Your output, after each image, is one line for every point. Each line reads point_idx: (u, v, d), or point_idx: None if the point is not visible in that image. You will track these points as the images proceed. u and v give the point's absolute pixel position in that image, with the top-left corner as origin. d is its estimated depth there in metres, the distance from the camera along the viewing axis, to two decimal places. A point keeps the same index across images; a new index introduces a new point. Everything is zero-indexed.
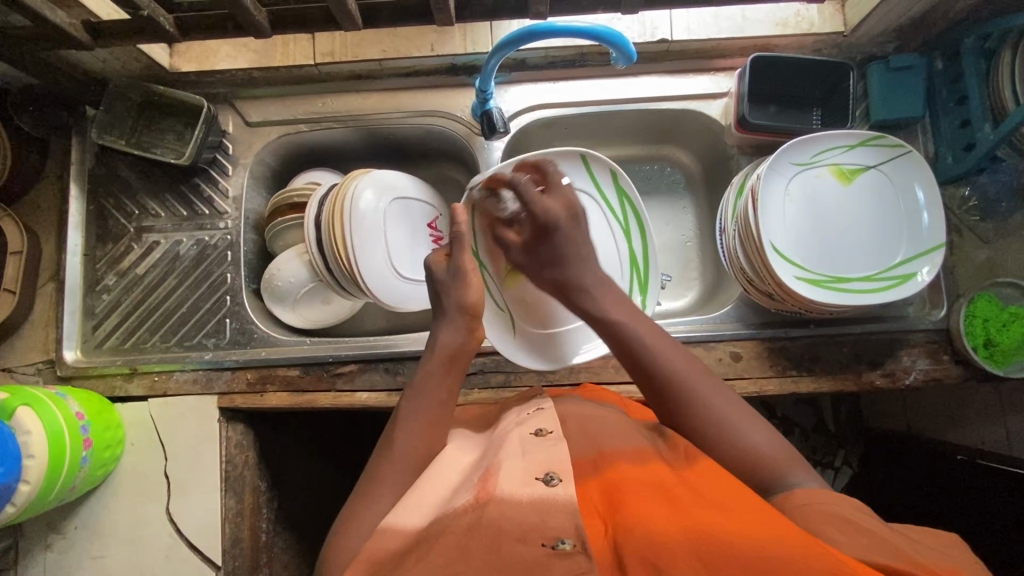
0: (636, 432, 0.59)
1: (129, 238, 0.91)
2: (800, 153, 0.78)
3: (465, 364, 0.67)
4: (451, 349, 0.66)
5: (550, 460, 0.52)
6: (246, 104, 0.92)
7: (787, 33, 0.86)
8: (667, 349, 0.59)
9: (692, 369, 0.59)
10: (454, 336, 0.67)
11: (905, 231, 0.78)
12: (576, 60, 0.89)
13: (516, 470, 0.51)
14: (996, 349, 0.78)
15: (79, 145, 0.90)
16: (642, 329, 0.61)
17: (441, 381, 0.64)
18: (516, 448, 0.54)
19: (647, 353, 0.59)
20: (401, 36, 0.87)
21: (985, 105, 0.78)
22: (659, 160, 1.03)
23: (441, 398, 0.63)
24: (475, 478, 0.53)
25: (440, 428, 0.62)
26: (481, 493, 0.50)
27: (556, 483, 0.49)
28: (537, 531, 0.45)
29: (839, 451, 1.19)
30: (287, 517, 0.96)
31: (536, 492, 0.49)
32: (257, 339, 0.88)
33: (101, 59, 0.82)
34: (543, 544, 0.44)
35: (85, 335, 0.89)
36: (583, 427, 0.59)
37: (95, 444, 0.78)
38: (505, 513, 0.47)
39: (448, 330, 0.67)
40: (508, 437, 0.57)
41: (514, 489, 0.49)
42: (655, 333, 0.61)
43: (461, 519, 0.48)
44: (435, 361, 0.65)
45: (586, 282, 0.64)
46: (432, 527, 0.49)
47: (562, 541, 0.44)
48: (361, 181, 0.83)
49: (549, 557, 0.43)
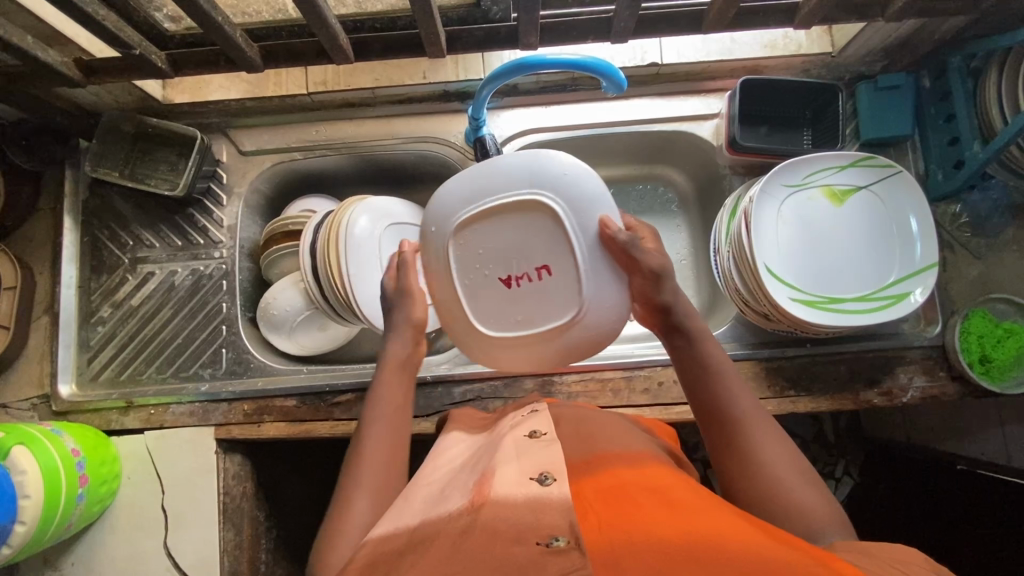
0: (629, 438, 0.59)
1: (123, 269, 0.91)
2: (792, 174, 0.79)
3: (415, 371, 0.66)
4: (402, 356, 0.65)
5: (542, 460, 0.50)
6: (240, 133, 0.92)
7: (776, 54, 0.87)
8: (740, 392, 0.57)
9: (757, 418, 0.55)
10: (399, 347, 0.65)
11: (897, 251, 0.78)
12: (568, 85, 0.89)
13: (510, 472, 0.49)
14: (992, 366, 0.79)
15: (73, 178, 0.91)
16: (723, 366, 0.58)
17: (402, 383, 0.64)
18: (510, 452, 0.52)
19: (716, 389, 0.57)
20: (393, 64, 0.88)
21: (973, 123, 0.78)
22: (652, 180, 1.04)
23: (399, 403, 0.62)
24: (471, 482, 0.51)
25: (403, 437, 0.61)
26: (478, 497, 0.48)
27: (550, 483, 0.47)
28: (532, 530, 0.42)
29: (840, 460, 1.17)
30: (287, 545, 0.96)
31: (530, 492, 0.46)
32: (254, 368, 0.88)
33: (95, 94, 0.82)
34: (538, 542, 0.41)
35: (82, 367, 0.89)
36: (576, 433, 0.60)
37: (91, 481, 0.77)
38: (501, 515, 0.45)
39: (396, 342, 0.65)
40: (502, 442, 0.56)
41: (510, 492, 0.47)
42: (732, 374, 0.58)
43: (458, 522, 0.46)
44: (389, 369, 0.64)
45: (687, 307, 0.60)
46: (427, 530, 0.47)
47: (556, 539, 0.41)
48: (356, 208, 0.83)
49: (543, 554, 0.40)
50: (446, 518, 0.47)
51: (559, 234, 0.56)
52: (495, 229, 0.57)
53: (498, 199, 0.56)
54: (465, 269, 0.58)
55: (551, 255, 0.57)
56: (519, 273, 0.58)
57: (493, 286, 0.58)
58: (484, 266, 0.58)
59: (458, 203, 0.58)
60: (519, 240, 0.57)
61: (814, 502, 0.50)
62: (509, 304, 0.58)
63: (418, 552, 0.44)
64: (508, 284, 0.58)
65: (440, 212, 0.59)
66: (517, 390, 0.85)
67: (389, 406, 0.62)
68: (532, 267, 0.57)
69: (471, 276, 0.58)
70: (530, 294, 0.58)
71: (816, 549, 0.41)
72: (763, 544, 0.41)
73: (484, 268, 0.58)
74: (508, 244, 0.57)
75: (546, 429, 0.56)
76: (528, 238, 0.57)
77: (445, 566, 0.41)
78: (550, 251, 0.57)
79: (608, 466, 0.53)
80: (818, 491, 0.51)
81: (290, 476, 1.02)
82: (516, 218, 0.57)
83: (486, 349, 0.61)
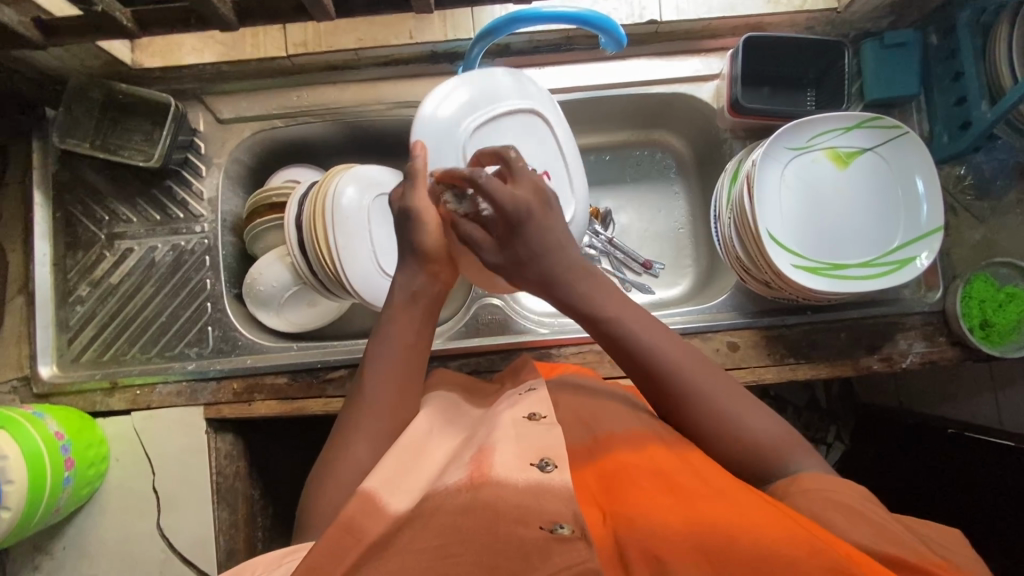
0: (634, 417, 0.58)
1: (101, 246, 0.87)
2: (796, 137, 0.76)
3: (433, 306, 0.63)
4: (410, 291, 0.62)
5: (543, 444, 0.49)
6: (216, 100, 0.87)
7: (779, 10, 0.83)
8: (677, 352, 0.56)
9: (705, 371, 0.55)
10: (408, 279, 0.62)
11: (902, 215, 0.76)
12: (562, 45, 0.86)
13: (510, 453, 0.47)
14: (992, 330, 0.78)
15: (41, 150, 0.85)
16: (651, 337, 0.56)
17: (414, 317, 0.61)
18: (509, 432, 0.50)
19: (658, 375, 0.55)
20: (377, 24, 0.83)
21: (982, 81, 0.76)
22: (649, 145, 1.01)
23: (409, 341, 0.60)
24: (467, 457, 0.49)
25: (413, 370, 0.60)
26: (476, 473, 0.46)
27: (551, 469, 0.46)
28: (534, 514, 0.42)
29: (830, 426, 1.18)
30: (281, 523, 0.96)
31: (532, 477, 0.45)
32: (242, 346, 0.85)
33: (58, 57, 0.76)
34: (540, 527, 0.41)
35: (62, 348, 0.85)
36: (579, 415, 0.59)
37: (78, 463, 0.75)
38: (501, 494, 0.43)
39: (405, 273, 0.63)
40: (498, 421, 0.54)
41: (510, 473, 0.45)
42: (673, 348, 0.56)
43: (456, 500, 0.44)
44: (398, 302, 0.62)
45: (575, 279, 0.58)
46: (424, 505, 0.44)
47: (560, 525, 0.41)
48: (343, 177, 0.79)
49: (549, 540, 0.40)
50: (444, 496, 0.45)
51: (551, 141, 0.74)
52: (504, 136, 0.72)
53: (500, 109, 0.72)
54: None
55: (541, 160, 0.74)
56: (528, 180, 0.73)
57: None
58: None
59: (472, 110, 0.71)
60: (523, 146, 0.73)
61: (806, 458, 0.52)
62: None
63: (417, 525, 0.42)
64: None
65: (453, 125, 0.70)
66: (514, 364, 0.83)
67: (395, 336, 0.60)
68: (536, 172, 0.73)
69: None
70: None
71: (815, 526, 0.41)
72: (769, 524, 0.40)
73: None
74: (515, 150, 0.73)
75: (545, 412, 0.53)
76: (525, 144, 0.73)
77: (446, 547, 0.40)
78: (548, 161, 0.74)
79: (611, 450, 0.52)
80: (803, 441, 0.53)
81: (283, 455, 1.00)
82: (518, 124, 0.73)
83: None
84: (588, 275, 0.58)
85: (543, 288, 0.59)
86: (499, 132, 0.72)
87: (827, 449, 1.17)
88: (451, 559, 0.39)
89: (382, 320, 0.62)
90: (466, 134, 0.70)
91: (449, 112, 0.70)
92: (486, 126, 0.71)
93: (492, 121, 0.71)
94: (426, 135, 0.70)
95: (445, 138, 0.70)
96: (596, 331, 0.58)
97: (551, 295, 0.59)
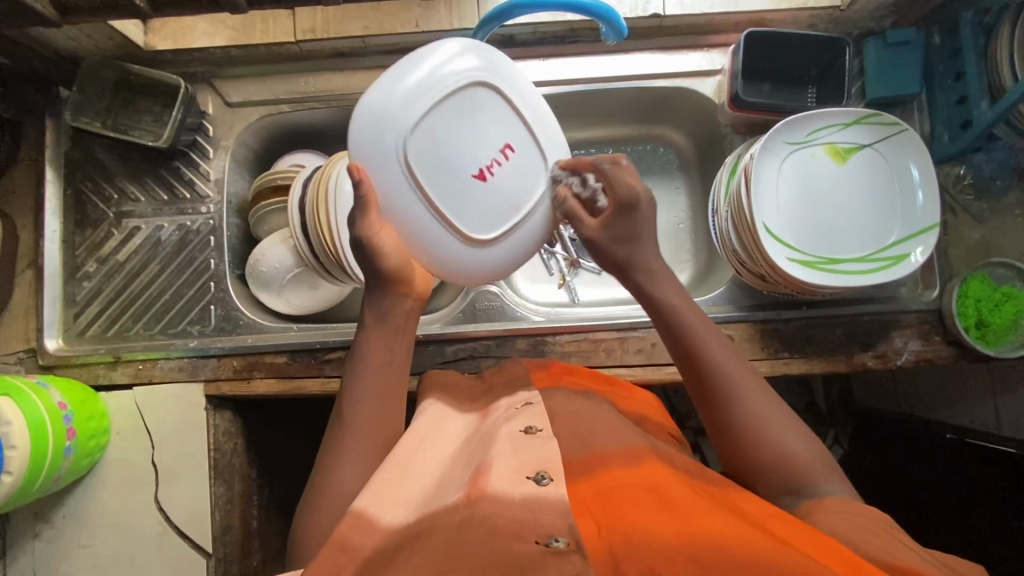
0: (626, 430, 0.56)
1: (109, 224, 0.89)
2: (794, 132, 0.77)
3: (412, 325, 0.63)
4: (384, 309, 0.61)
5: (538, 456, 0.50)
6: (226, 84, 0.89)
7: (783, 7, 0.84)
8: (731, 364, 0.57)
9: (756, 388, 0.56)
10: (378, 301, 0.61)
11: (899, 211, 0.77)
12: (566, 37, 0.87)
13: (506, 466, 0.49)
14: (988, 330, 0.78)
15: (53, 128, 0.87)
16: (709, 337, 0.59)
17: (385, 336, 0.60)
18: (506, 447, 0.51)
19: (712, 383, 0.57)
20: (384, 12, 0.84)
21: (982, 80, 0.76)
22: (651, 140, 1.02)
23: (384, 359, 0.60)
24: (465, 477, 0.50)
25: (393, 389, 0.59)
26: (473, 489, 0.47)
27: (547, 482, 0.47)
28: (531, 529, 0.43)
29: (829, 430, 1.18)
30: (276, 502, 0.97)
31: (527, 491, 0.47)
32: (243, 326, 0.87)
33: (73, 37, 0.78)
34: (538, 541, 0.43)
35: (68, 322, 0.87)
36: (573, 421, 0.56)
37: (80, 434, 0.76)
38: (498, 511, 0.45)
39: (373, 293, 0.61)
40: (495, 433, 0.54)
41: (507, 488, 0.47)
42: (730, 355, 0.58)
43: (454, 516, 0.45)
44: (370, 325, 0.61)
45: (652, 265, 0.63)
46: (422, 523, 0.46)
47: (555, 539, 0.43)
48: (346, 163, 0.80)
49: (544, 553, 0.42)
50: (442, 512, 0.47)
51: (505, 110, 0.61)
52: (452, 118, 0.59)
53: (437, 95, 0.58)
54: (433, 166, 0.59)
55: (500, 132, 0.61)
56: (489, 162, 0.61)
57: (466, 183, 0.60)
58: (452, 161, 0.59)
59: (405, 99, 0.57)
60: (475, 124, 0.60)
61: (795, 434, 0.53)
62: (490, 195, 0.61)
63: (416, 546, 0.44)
64: (481, 177, 0.60)
65: (387, 125, 0.57)
66: (509, 350, 0.84)
67: (371, 357, 0.59)
68: (498, 151, 0.61)
69: (448, 179, 0.59)
70: (501, 177, 0.61)
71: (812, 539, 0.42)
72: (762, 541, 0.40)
73: (450, 163, 0.59)
74: (467, 132, 0.59)
75: (542, 425, 0.54)
76: (479, 121, 0.60)
77: (445, 561, 0.42)
78: (505, 130, 0.61)
79: (606, 465, 0.50)
80: (802, 433, 0.55)
81: (279, 436, 1.02)
82: (463, 99, 0.59)
83: (469, 254, 0.63)
84: (662, 267, 0.64)
85: (621, 270, 0.64)
86: (445, 115, 0.58)
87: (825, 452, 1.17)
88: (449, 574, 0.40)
89: (356, 342, 0.61)
90: (404, 138, 0.57)
91: (380, 112, 0.57)
92: (427, 113, 0.57)
93: (432, 104, 0.57)
94: (362, 157, 0.58)
95: (381, 145, 0.57)
96: (656, 317, 0.62)
97: (631, 281, 0.64)
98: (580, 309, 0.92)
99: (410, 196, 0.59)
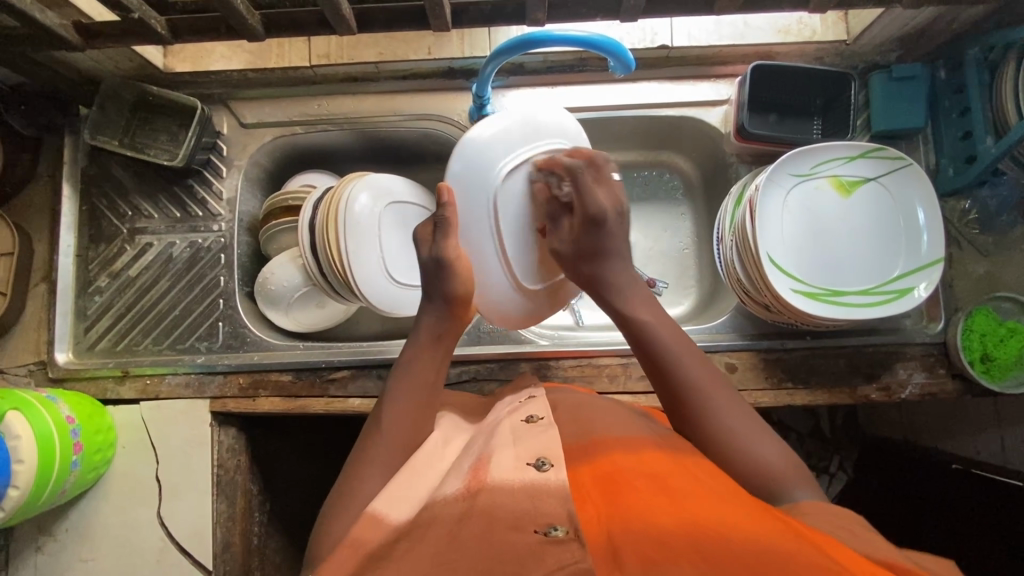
0: (632, 424, 0.56)
1: (122, 239, 0.91)
2: (800, 164, 0.78)
3: (453, 345, 0.66)
4: (436, 330, 0.64)
5: (539, 445, 0.49)
6: (241, 105, 0.91)
7: (789, 40, 0.85)
8: (704, 379, 0.56)
9: (734, 405, 0.55)
10: (433, 319, 0.65)
11: (903, 247, 0.77)
12: (576, 65, 0.88)
13: (507, 457, 0.48)
14: (993, 364, 0.78)
15: (72, 145, 0.90)
16: (683, 354, 0.58)
17: (435, 357, 0.63)
18: (508, 437, 0.51)
19: (693, 404, 0.56)
20: (398, 38, 0.86)
21: (987, 117, 0.76)
22: (657, 166, 1.03)
23: (430, 380, 0.61)
24: (466, 466, 0.50)
25: (428, 411, 0.60)
26: (473, 480, 0.47)
27: (547, 468, 0.46)
28: (531, 518, 0.42)
29: (834, 456, 1.15)
30: (276, 520, 0.97)
31: (527, 478, 0.45)
32: (250, 342, 0.88)
33: (94, 59, 0.80)
34: (535, 530, 0.41)
35: (78, 335, 0.88)
36: (576, 417, 0.58)
37: (86, 448, 0.77)
38: (498, 501, 0.44)
39: (430, 315, 0.65)
40: (498, 428, 0.54)
41: (507, 475, 0.46)
42: (705, 373, 0.57)
43: (453, 508, 0.45)
44: (424, 342, 0.63)
45: (620, 282, 0.64)
46: (421, 514, 0.46)
47: (554, 528, 0.41)
48: (357, 184, 0.81)
49: (542, 543, 0.40)
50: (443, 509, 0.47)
51: None
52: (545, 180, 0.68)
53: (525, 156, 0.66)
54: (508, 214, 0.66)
55: None
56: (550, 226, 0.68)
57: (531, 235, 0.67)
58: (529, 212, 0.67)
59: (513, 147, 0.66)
60: None
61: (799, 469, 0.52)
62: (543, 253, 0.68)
63: (415, 536, 0.44)
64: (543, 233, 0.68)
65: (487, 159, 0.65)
66: (514, 374, 0.84)
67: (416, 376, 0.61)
68: None
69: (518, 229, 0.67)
70: None
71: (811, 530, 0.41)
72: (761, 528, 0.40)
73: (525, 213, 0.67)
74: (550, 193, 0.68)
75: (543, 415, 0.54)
76: None
77: (441, 555, 0.41)
78: None
79: (607, 450, 0.50)
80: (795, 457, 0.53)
81: (283, 451, 1.02)
82: None
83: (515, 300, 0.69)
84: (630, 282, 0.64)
85: (590, 287, 0.65)
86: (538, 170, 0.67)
87: (830, 479, 1.14)
88: (447, 565, 0.40)
89: (403, 357, 0.63)
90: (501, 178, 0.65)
91: (488, 137, 0.66)
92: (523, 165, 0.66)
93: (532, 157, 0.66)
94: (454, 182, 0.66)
95: (476, 174, 0.65)
96: (627, 332, 0.61)
97: (600, 296, 0.64)
98: (586, 333, 0.93)
99: (485, 233, 0.66)
